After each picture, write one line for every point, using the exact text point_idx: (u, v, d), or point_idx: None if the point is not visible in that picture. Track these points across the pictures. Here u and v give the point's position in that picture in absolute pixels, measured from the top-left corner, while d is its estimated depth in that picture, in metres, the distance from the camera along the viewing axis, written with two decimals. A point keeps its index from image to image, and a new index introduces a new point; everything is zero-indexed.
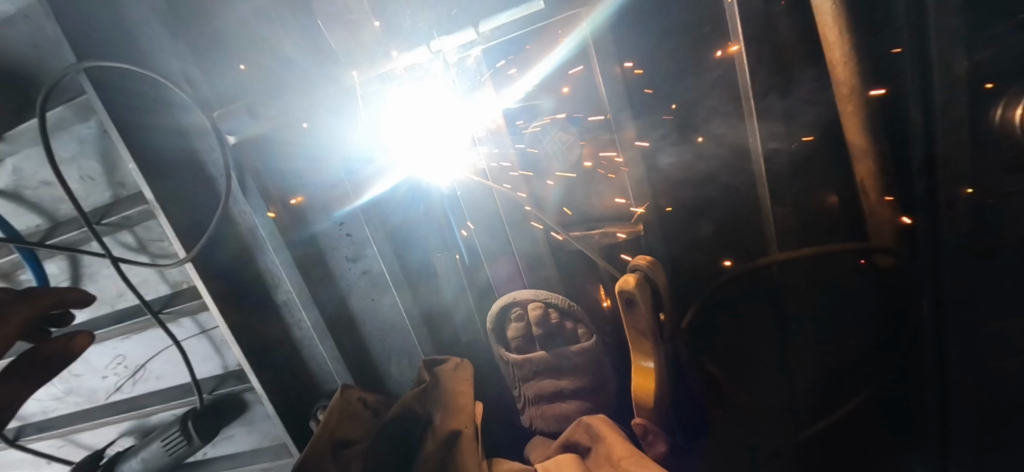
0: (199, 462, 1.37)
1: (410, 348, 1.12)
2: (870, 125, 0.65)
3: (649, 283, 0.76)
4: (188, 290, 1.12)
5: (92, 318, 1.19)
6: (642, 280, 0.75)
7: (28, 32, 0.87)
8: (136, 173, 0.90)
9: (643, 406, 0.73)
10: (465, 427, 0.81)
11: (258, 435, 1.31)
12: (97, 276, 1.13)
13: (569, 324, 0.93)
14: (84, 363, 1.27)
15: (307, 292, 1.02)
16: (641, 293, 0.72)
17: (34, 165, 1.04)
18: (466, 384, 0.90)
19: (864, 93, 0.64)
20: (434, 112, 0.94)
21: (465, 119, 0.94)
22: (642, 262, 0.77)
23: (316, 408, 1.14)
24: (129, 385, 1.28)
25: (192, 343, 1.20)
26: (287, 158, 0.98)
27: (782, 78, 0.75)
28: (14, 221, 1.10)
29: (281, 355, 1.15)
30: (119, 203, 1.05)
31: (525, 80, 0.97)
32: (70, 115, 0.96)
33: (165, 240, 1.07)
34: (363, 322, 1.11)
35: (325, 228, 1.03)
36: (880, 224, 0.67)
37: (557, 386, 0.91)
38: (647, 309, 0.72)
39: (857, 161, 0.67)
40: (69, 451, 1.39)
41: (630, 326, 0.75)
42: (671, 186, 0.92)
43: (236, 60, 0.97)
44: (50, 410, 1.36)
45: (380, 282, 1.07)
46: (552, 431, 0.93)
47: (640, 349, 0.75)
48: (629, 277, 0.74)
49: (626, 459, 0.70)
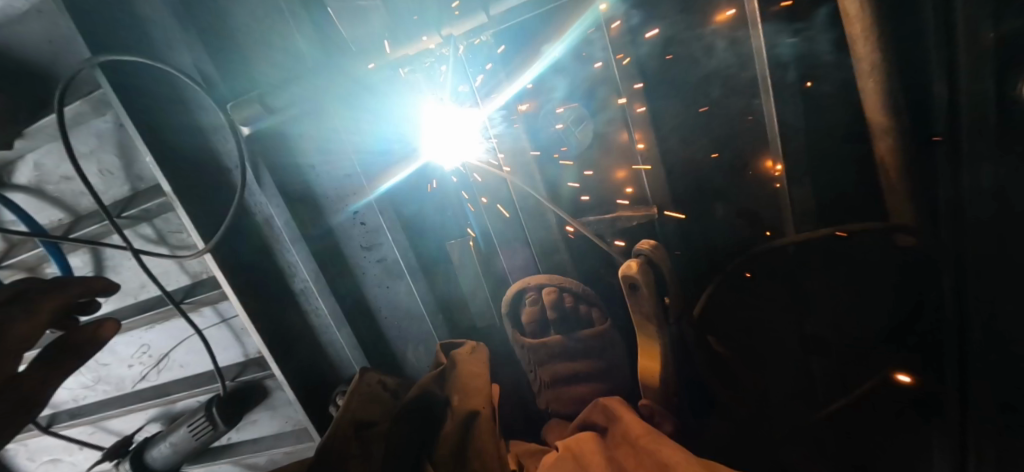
0: (224, 446, 1.42)
1: (428, 336, 1.15)
2: (891, 102, 0.63)
3: (652, 267, 0.80)
4: (208, 280, 1.14)
5: (117, 308, 1.22)
6: (643, 263, 0.78)
7: (43, 28, 0.90)
8: (156, 170, 0.92)
9: (649, 385, 0.79)
10: (483, 407, 0.82)
11: (281, 420, 1.34)
12: (119, 268, 1.16)
13: (583, 307, 0.95)
14: (110, 352, 1.31)
15: (324, 282, 1.05)
16: (642, 277, 0.76)
17: (55, 159, 1.06)
18: (481, 367, 0.92)
19: (884, 69, 0.62)
20: (448, 107, 0.95)
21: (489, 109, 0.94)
22: (645, 247, 0.82)
23: (336, 393, 1.17)
24: (154, 373, 1.31)
25: (213, 331, 1.23)
26: (304, 152, 1.00)
27: (798, 57, 0.73)
28: (37, 216, 1.13)
29: (303, 341, 1.19)
30: (139, 196, 1.07)
31: (527, 75, 0.91)
32: (87, 109, 0.98)
33: (184, 231, 1.10)
34: (379, 309, 1.13)
35: (342, 221, 1.04)
36: (898, 202, 0.67)
37: (573, 370, 0.93)
38: (649, 292, 0.76)
39: (878, 140, 0.67)
40: (101, 437, 1.44)
41: (635, 311, 0.79)
42: (688, 168, 0.88)
43: (246, 60, 0.96)
44: (80, 399, 1.40)
45: (396, 270, 1.10)
46: (568, 413, 0.95)
47: (645, 333, 0.80)
48: (631, 263, 0.78)
49: (644, 437, 0.68)
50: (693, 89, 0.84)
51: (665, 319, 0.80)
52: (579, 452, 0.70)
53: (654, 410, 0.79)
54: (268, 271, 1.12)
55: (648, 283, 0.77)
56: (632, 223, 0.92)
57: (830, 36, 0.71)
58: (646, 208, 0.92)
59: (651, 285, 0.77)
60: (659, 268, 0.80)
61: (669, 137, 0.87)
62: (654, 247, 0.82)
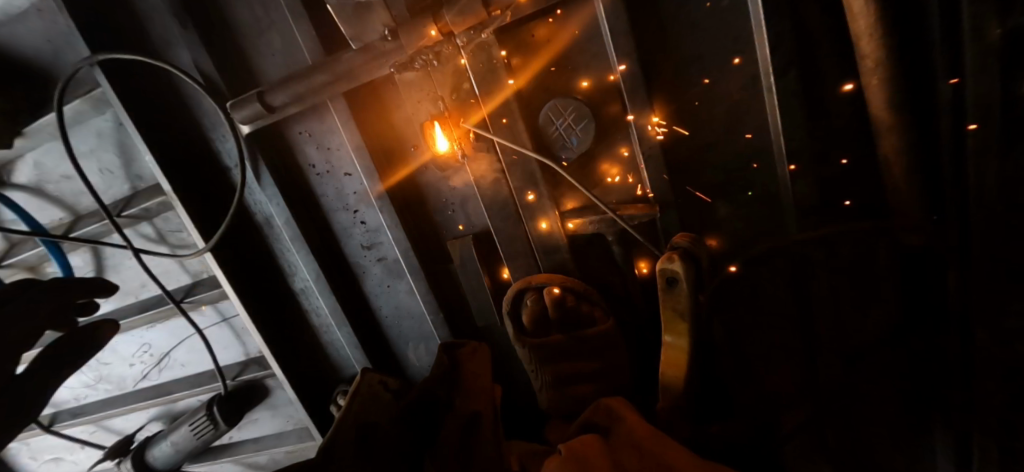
0: (225, 445, 1.42)
1: (428, 335, 1.15)
2: (895, 100, 0.62)
3: (692, 261, 0.77)
4: (208, 279, 1.14)
5: (118, 308, 1.22)
6: (684, 256, 0.76)
7: (42, 27, 0.90)
8: (154, 167, 0.93)
9: (671, 385, 0.79)
10: (484, 409, 0.82)
11: (282, 419, 1.34)
12: (120, 268, 1.16)
13: (585, 306, 0.94)
14: (111, 351, 1.31)
15: (325, 282, 1.07)
16: (684, 271, 0.74)
17: (55, 158, 1.06)
18: (483, 367, 0.92)
19: (888, 67, 0.62)
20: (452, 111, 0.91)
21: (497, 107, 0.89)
22: (684, 240, 0.79)
23: (338, 393, 1.17)
24: (155, 372, 1.31)
25: (214, 330, 1.23)
26: (304, 151, 1.01)
27: (803, 55, 0.71)
28: (38, 215, 1.13)
29: (304, 340, 1.19)
30: (138, 195, 1.06)
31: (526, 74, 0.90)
32: (87, 108, 0.98)
33: (184, 230, 1.09)
34: (379, 307, 1.15)
35: (340, 217, 1.06)
36: (903, 201, 0.66)
37: (574, 369, 0.93)
38: (688, 288, 0.75)
39: (882, 138, 0.66)
40: (102, 436, 1.44)
41: (667, 305, 0.79)
42: (688, 166, 0.87)
43: (239, 57, 0.95)
44: (82, 398, 1.40)
45: (395, 269, 1.10)
46: (569, 413, 0.95)
47: (673, 328, 0.80)
48: (671, 255, 0.76)
49: (649, 439, 0.68)
50: (696, 88, 0.82)
51: (696, 316, 0.79)
52: (584, 453, 0.67)
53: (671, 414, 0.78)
54: (267, 270, 1.12)
55: (688, 278, 0.75)
56: (633, 222, 0.88)
57: (835, 33, 0.70)
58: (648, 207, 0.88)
59: (690, 279, 0.75)
60: (699, 262, 0.78)
61: (673, 135, 0.86)
62: (693, 241, 0.79)
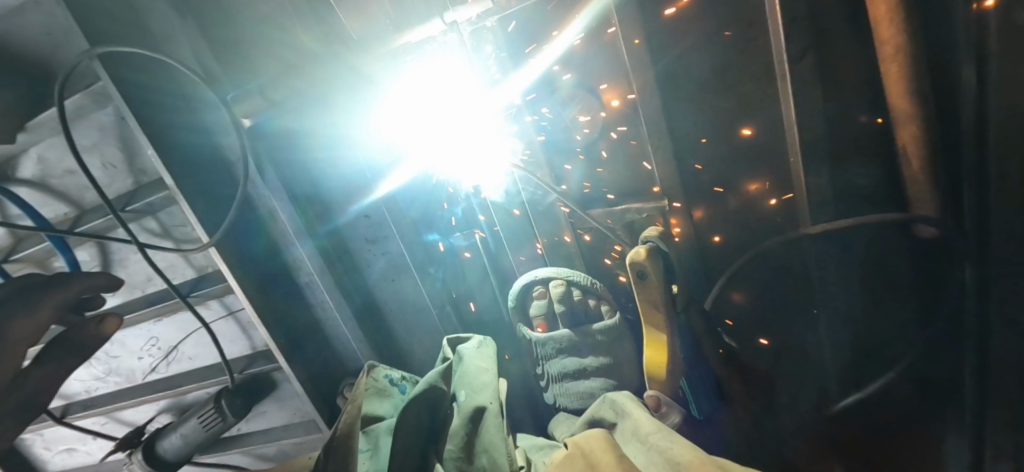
0: (234, 437, 1.44)
1: (434, 329, 1.17)
2: (917, 88, 0.60)
3: (660, 255, 0.80)
4: (213, 273, 1.15)
5: (126, 301, 1.23)
6: (653, 251, 0.79)
7: (42, 20, 0.88)
8: (156, 162, 0.90)
9: (655, 378, 0.77)
10: (489, 403, 0.80)
11: (290, 411, 1.35)
12: (127, 262, 1.17)
13: (592, 302, 0.93)
14: (121, 345, 1.32)
15: (330, 279, 1.05)
16: (651, 264, 0.76)
17: (57, 153, 1.05)
18: (488, 361, 0.91)
19: (911, 53, 0.59)
20: (457, 102, 0.90)
21: (496, 100, 0.91)
22: (654, 233, 0.82)
23: (344, 385, 1.18)
24: (164, 366, 1.32)
25: (220, 324, 1.23)
26: (311, 149, 1.03)
27: (819, 41, 0.68)
28: (41, 210, 1.12)
29: (310, 336, 1.19)
30: (142, 190, 1.06)
31: (532, 69, 0.89)
32: (87, 103, 0.97)
33: (188, 225, 1.09)
34: (384, 302, 1.15)
35: (348, 218, 1.07)
36: (922, 193, 0.65)
37: (582, 363, 0.91)
38: (658, 280, 0.76)
39: (901, 126, 0.64)
40: (114, 427, 1.46)
41: (642, 299, 0.79)
42: (698, 159, 0.83)
43: (254, 60, 0.98)
44: (93, 390, 1.42)
45: (402, 264, 1.12)
46: (575, 408, 0.94)
47: (652, 322, 0.79)
48: (639, 249, 0.78)
49: (655, 434, 0.67)
50: (703, 77, 0.79)
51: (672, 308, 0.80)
52: (590, 449, 0.67)
53: (660, 402, 0.78)
54: (276, 266, 1.12)
55: (655, 269, 0.77)
56: (641, 216, 0.87)
57: (852, 19, 0.67)
58: (657, 200, 0.86)
59: (660, 273, 0.77)
60: (667, 254, 0.80)
61: (681, 124, 0.82)
62: (661, 233, 0.81)
